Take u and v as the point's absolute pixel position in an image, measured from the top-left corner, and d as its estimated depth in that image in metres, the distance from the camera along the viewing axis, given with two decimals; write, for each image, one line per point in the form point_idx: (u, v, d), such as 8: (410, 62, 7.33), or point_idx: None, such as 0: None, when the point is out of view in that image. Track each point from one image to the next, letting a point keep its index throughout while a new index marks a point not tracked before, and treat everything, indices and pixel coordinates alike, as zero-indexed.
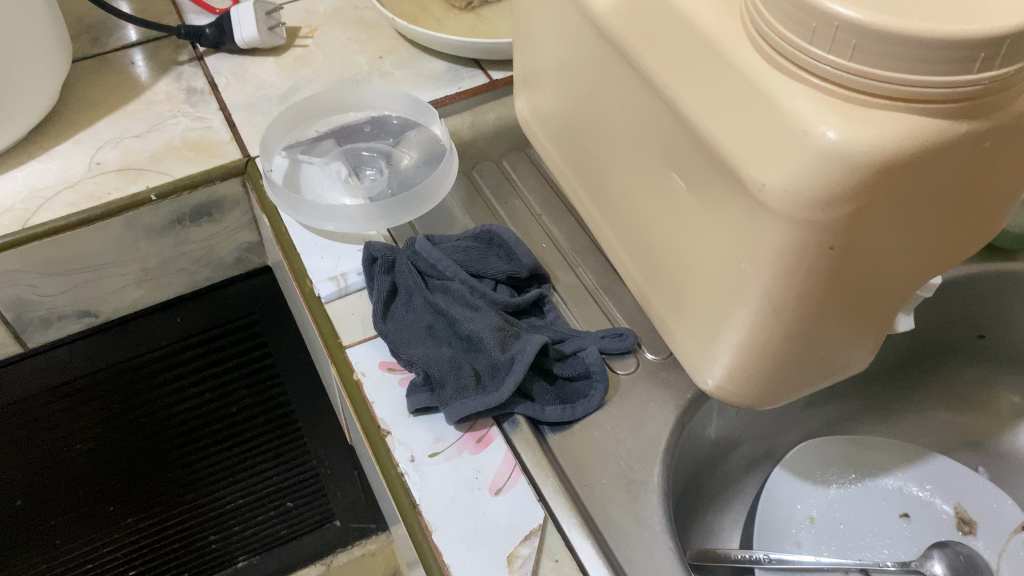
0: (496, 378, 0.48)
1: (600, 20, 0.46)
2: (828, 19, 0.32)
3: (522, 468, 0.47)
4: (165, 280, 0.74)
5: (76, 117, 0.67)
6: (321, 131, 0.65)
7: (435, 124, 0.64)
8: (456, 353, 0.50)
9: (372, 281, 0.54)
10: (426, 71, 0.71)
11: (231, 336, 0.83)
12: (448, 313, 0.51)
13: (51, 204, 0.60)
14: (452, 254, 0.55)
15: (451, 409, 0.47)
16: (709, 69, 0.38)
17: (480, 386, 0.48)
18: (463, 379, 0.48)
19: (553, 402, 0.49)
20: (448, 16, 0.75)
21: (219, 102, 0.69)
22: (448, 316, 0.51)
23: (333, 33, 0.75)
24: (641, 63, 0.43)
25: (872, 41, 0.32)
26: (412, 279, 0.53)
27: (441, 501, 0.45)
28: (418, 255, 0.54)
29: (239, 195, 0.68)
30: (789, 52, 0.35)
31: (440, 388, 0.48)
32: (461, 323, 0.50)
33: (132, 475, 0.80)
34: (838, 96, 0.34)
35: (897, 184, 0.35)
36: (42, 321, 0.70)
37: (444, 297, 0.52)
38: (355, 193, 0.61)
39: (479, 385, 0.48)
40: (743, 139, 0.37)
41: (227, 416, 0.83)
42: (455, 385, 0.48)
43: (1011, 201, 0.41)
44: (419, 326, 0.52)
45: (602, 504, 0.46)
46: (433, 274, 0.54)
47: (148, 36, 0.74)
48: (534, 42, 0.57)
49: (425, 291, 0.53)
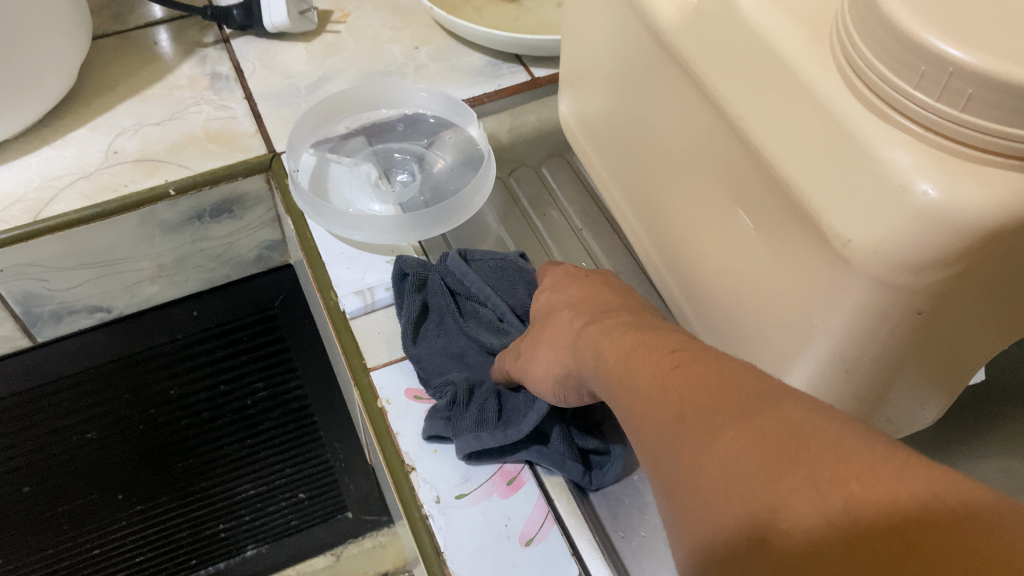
0: (518, 414, 0.44)
1: (662, 32, 0.42)
2: (941, 63, 0.28)
3: (555, 515, 0.43)
4: (181, 276, 0.70)
5: (94, 100, 0.63)
6: (350, 127, 0.60)
7: (472, 126, 0.59)
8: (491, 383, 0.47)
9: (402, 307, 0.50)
10: (463, 65, 0.67)
11: (250, 332, 0.83)
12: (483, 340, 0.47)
13: (64, 196, 0.57)
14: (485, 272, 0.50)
15: (462, 442, 0.44)
16: (790, 101, 0.35)
17: (500, 421, 0.44)
18: (483, 413, 0.44)
19: (575, 457, 0.44)
20: (489, 4, 0.70)
21: (244, 90, 0.65)
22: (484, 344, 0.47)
23: (365, 19, 0.71)
24: (708, 84, 0.39)
25: (993, 92, 0.28)
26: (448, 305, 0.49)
27: (467, 549, 0.42)
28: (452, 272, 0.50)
29: (262, 192, 0.64)
30: (890, 96, 0.31)
31: (457, 419, 0.44)
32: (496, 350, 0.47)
33: (140, 462, 0.78)
34: (943, 149, 0.30)
35: (1001, 249, 0.31)
36: (53, 315, 0.67)
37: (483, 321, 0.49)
38: (385, 199, 0.57)
39: (499, 420, 0.44)
40: (826, 185, 0.33)
41: (242, 406, 0.81)
42: (473, 418, 0.44)
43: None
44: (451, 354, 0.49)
45: (640, 558, 0.43)
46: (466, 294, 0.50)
47: (172, 14, 0.70)
48: (585, 44, 0.53)
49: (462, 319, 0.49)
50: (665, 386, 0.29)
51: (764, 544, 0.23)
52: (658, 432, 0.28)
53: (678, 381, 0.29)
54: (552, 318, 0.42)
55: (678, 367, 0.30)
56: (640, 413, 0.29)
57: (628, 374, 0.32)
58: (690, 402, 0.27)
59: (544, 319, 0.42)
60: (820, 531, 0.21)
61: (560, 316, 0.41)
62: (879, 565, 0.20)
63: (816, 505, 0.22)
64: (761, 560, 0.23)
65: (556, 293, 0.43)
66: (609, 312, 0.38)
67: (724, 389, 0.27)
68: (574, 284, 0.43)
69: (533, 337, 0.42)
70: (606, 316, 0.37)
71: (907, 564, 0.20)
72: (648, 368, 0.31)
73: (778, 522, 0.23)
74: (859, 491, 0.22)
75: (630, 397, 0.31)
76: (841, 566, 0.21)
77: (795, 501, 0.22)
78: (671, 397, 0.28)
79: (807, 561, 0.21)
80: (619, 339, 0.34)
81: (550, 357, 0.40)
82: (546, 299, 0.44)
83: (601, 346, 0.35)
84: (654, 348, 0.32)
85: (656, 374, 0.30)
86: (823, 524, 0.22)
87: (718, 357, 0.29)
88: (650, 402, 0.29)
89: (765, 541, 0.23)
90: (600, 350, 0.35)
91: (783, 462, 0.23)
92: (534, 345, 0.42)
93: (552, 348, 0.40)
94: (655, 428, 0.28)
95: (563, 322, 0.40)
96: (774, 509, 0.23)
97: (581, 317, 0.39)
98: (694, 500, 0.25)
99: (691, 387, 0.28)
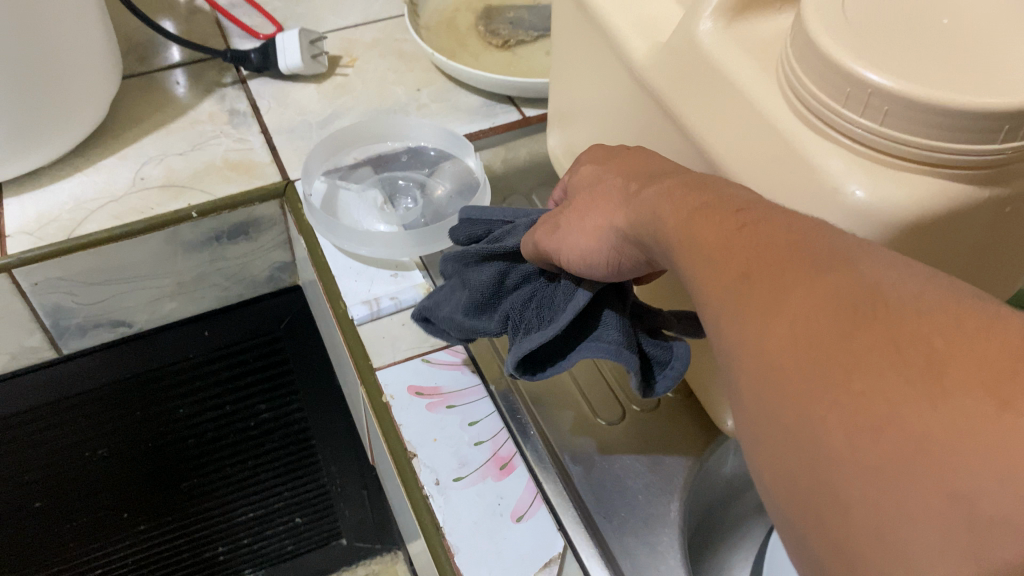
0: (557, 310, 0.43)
1: (638, 67, 0.48)
2: (862, 85, 0.34)
3: (543, 496, 0.48)
4: (199, 293, 0.76)
5: (122, 132, 0.69)
6: (358, 158, 0.67)
7: (470, 157, 0.65)
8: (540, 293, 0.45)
9: (474, 330, 0.47)
10: (461, 105, 0.74)
11: (258, 353, 0.87)
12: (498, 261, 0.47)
13: (96, 216, 0.63)
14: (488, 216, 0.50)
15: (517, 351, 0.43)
16: (745, 122, 0.41)
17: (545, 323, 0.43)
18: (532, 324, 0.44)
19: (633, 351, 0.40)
20: (485, 52, 0.77)
21: (260, 124, 0.71)
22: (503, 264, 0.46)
23: (372, 63, 0.78)
24: (677, 110, 0.45)
25: (904, 108, 0.34)
26: (475, 272, 0.47)
27: (464, 525, 0.47)
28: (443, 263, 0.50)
29: (276, 216, 0.69)
30: (825, 115, 0.37)
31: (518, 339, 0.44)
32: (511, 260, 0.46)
33: (146, 481, 0.81)
34: (870, 158, 0.36)
35: (919, 244, 0.37)
36: (78, 328, 0.71)
37: (510, 231, 0.47)
38: (390, 221, 0.62)
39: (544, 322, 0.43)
40: (776, 192, 0.39)
41: (245, 428, 0.85)
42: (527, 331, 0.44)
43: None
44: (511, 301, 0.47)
45: (620, 534, 0.48)
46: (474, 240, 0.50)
47: (192, 57, 0.76)
48: (571, 82, 0.60)
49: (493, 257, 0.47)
50: (730, 248, 0.28)
51: (835, 402, 0.22)
52: (722, 295, 0.27)
53: (744, 243, 0.28)
54: (596, 193, 0.40)
55: (746, 225, 0.28)
56: (704, 279, 0.28)
57: (690, 238, 0.30)
58: (757, 261, 0.27)
59: (594, 190, 0.40)
60: (902, 389, 0.21)
61: (611, 187, 0.39)
62: (969, 421, 0.20)
63: (898, 364, 0.21)
64: (826, 421, 0.22)
65: (598, 173, 0.41)
66: (662, 177, 0.36)
67: (794, 247, 0.26)
68: (620, 161, 0.41)
69: (574, 213, 0.40)
70: (662, 179, 0.35)
71: (1001, 419, 0.19)
72: (711, 228, 0.29)
73: (851, 384, 0.22)
74: (947, 350, 0.21)
75: (693, 256, 0.30)
76: (924, 424, 0.20)
77: (871, 360, 0.22)
78: (735, 260, 0.28)
79: (883, 420, 0.21)
80: (680, 201, 0.32)
81: (599, 221, 0.38)
82: (592, 177, 0.42)
83: (658, 205, 0.33)
84: (718, 207, 0.30)
85: (720, 234, 0.29)
86: (904, 382, 0.21)
87: (785, 215, 0.28)
88: (712, 261, 0.28)
89: (833, 403, 0.22)
90: (658, 212, 0.33)
91: (861, 322, 0.23)
92: (582, 212, 0.39)
93: (599, 217, 0.38)
94: (719, 292, 0.28)
95: (610, 194, 0.38)
96: (848, 371, 0.22)
97: (637, 184, 0.37)
98: (763, 369, 0.25)
99: (759, 248, 0.27)
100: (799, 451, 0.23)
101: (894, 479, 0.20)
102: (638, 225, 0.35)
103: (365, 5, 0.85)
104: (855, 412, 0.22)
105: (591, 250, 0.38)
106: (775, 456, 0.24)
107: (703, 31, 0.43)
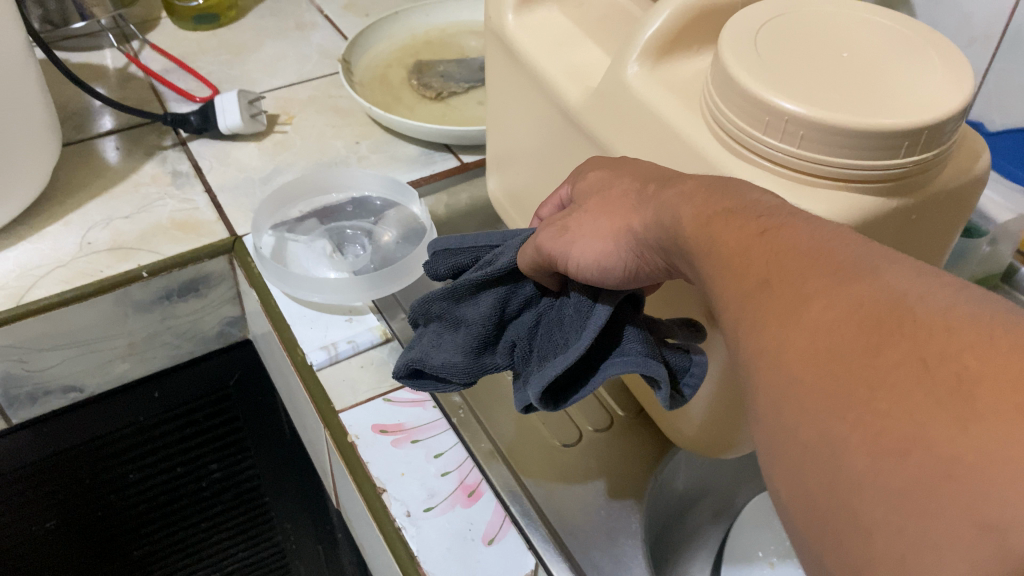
0: (574, 329, 0.42)
1: (572, 109, 0.52)
2: (778, 113, 0.38)
3: (511, 518, 0.50)
4: (150, 353, 0.76)
5: (65, 200, 0.70)
6: (304, 211, 0.69)
7: (415, 204, 0.68)
8: (542, 321, 0.46)
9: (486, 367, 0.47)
10: (400, 154, 0.77)
11: (206, 413, 0.86)
12: (498, 289, 0.46)
13: (43, 282, 0.63)
14: (469, 242, 0.49)
15: (536, 382, 0.42)
16: (677, 153, 0.44)
17: (561, 347, 0.43)
18: (546, 353, 0.44)
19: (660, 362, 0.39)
20: (419, 104, 0.80)
21: (204, 184, 0.73)
22: (502, 292, 0.46)
23: (309, 120, 0.80)
24: (612, 146, 0.49)
25: (817, 132, 0.38)
26: (471, 306, 0.47)
27: (437, 552, 0.48)
28: (427, 304, 0.48)
29: (225, 272, 0.71)
30: (744, 139, 0.41)
31: (531, 372, 0.45)
32: (512, 288, 0.46)
33: (98, 553, 0.78)
34: (788, 176, 0.40)
35: None
36: (29, 397, 0.71)
37: (498, 254, 0.47)
38: (340, 268, 0.64)
39: (560, 347, 0.43)
40: None
41: (198, 491, 0.84)
42: (541, 361, 0.44)
43: (949, 247, 0.46)
44: (512, 331, 0.47)
45: (586, 549, 0.50)
46: (456, 271, 0.50)
47: (130, 123, 0.78)
48: (507, 128, 0.63)
49: (489, 284, 0.46)
50: (749, 255, 0.30)
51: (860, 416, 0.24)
52: (745, 303, 0.30)
53: (765, 250, 0.30)
54: (610, 196, 0.40)
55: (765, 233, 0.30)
56: (728, 284, 0.31)
57: (713, 247, 0.32)
58: (777, 269, 0.29)
59: (603, 192, 0.41)
60: (913, 393, 0.23)
61: (624, 191, 0.40)
62: None
63: (926, 384, 0.23)
64: (850, 440, 0.24)
65: (605, 178, 0.42)
66: (679, 178, 0.37)
67: (818, 256, 0.28)
68: (625, 168, 0.42)
69: (586, 216, 0.40)
70: (682, 180, 0.37)
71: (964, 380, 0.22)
72: (732, 232, 0.32)
73: (875, 402, 0.24)
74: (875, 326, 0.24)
75: (716, 257, 0.32)
76: None
77: None
78: (757, 265, 0.30)
79: (908, 444, 0.22)
80: (702, 204, 0.34)
81: (615, 221, 0.39)
82: (598, 180, 0.42)
83: (678, 207, 0.35)
84: (739, 214, 0.32)
85: (742, 239, 0.31)
86: (904, 371, 0.23)
87: (806, 223, 0.30)
88: (732, 266, 0.31)
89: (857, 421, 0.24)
90: (679, 216, 0.34)
91: None
92: (595, 216, 0.40)
93: (617, 223, 0.39)
94: (743, 296, 0.30)
95: (628, 198, 0.39)
96: (872, 389, 0.24)
97: (657, 184, 0.38)
98: (783, 377, 0.27)
99: (777, 259, 0.29)
100: (817, 469, 0.25)
101: (898, 456, 0.22)
102: (665, 221, 0.35)
103: (298, 66, 0.88)
104: (882, 428, 0.23)
105: (608, 253, 0.38)
106: (785, 450, 0.26)
107: (630, 74, 0.47)
